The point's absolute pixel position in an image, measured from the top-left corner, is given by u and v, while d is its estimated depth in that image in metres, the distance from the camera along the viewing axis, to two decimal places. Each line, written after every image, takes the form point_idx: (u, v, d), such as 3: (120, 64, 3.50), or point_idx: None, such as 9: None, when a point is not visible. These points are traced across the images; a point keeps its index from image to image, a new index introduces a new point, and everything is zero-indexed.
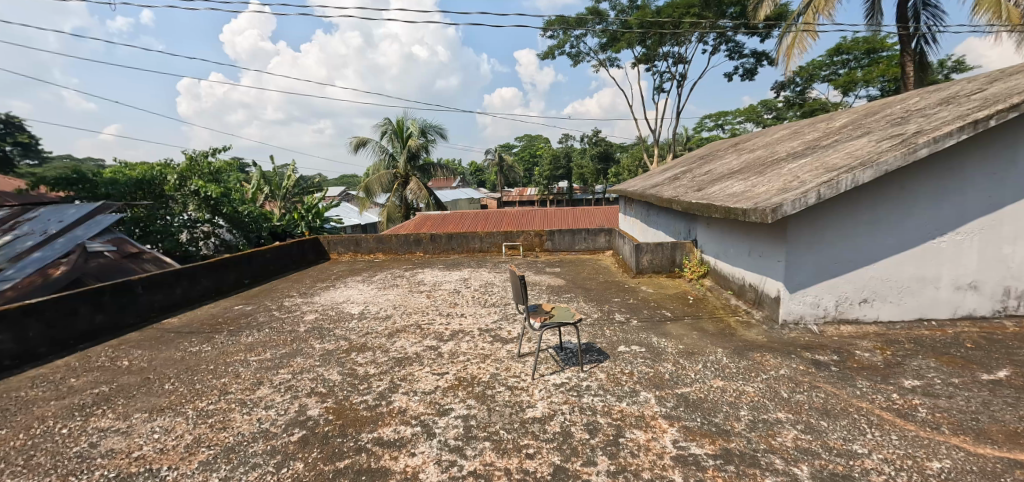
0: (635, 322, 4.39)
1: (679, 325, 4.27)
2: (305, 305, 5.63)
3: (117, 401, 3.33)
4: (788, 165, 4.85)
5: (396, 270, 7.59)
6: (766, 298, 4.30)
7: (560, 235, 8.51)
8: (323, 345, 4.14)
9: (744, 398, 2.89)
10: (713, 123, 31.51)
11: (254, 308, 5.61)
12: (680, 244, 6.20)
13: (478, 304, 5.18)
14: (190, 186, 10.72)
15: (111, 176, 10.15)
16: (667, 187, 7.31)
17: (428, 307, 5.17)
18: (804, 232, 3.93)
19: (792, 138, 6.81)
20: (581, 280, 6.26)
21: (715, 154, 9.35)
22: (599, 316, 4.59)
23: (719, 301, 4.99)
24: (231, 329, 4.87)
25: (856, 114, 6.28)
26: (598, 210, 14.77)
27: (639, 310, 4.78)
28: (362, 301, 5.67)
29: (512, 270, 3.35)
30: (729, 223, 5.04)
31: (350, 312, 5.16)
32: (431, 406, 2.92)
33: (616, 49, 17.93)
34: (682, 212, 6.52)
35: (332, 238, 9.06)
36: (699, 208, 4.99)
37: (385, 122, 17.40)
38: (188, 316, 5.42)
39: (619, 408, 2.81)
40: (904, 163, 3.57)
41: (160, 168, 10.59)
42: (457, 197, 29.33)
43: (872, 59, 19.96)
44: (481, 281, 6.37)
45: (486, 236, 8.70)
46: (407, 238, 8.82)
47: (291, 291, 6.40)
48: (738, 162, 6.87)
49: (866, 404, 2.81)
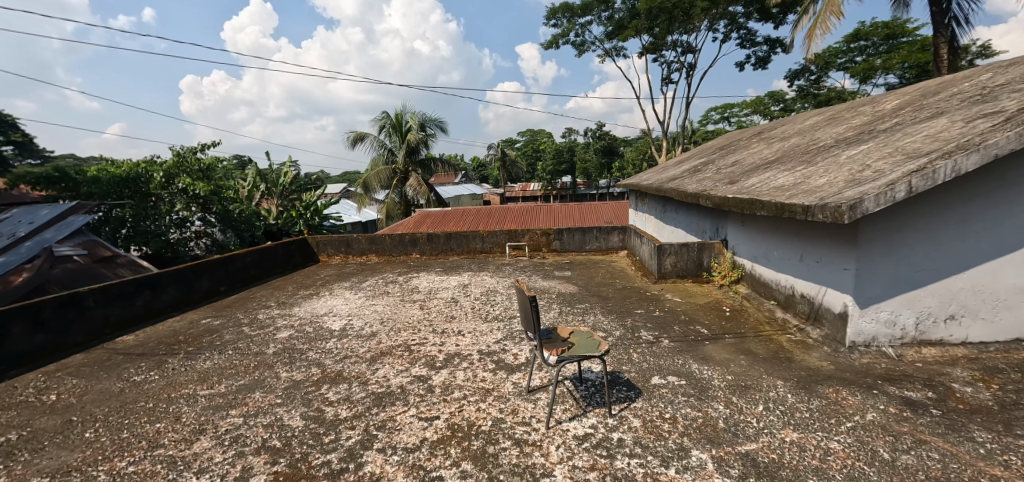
0: (667, 343, 3.64)
1: (720, 347, 3.53)
2: (280, 319, 4.89)
3: (19, 458, 2.63)
4: (846, 152, 4.09)
5: (389, 275, 6.85)
6: (826, 314, 3.56)
7: (569, 234, 7.78)
8: (289, 375, 3.41)
9: (833, 461, 2.19)
10: (721, 115, 30.65)
11: (222, 323, 4.91)
12: (708, 244, 5.46)
13: (478, 318, 4.42)
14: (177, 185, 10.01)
15: (93, 173, 9.39)
16: (689, 180, 6.56)
17: (420, 322, 4.41)
18: (879, 232, 3.17)
19: (832, 123, 6.03)
20: (594, 287, 5.50)
21: (737, 145, 8.57)
22: (622, 335, 3.83)
23: (761, 313, 4.25)
24: (189, 350, 4.16)
25: (911, 95, 5.49)
26: (607, 205, 14.01)
27: (667, 326, 4.02)
28: (347, 313, 4.92)
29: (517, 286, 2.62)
30: (772, 220, 4.29)
31: (330, 328, 4.42)
32: (413, 473, 2.22)
33: (624, 37, 17.10)
34: (709, 208, 5.76)
35: (322, 239, 8.33)
36: (739, 203, 4.24)
37: (383, 116, 16.67)
38: (146, 333, 4.72)
39: (666, 478, 2.11)
40: (1019, 145, 2.80)
41: (145, 166, 9.87)
42: (459, 193, 28.57)
43: (892, 45, 19.03)
44: (482, 289, 5.61)
45: (487, 236, 7.95)
46: (402, 237, 8.10)
47: (268, 301, 5.69)
48: (771, 150, 6.12)
49: (1000, 472, 2.12)
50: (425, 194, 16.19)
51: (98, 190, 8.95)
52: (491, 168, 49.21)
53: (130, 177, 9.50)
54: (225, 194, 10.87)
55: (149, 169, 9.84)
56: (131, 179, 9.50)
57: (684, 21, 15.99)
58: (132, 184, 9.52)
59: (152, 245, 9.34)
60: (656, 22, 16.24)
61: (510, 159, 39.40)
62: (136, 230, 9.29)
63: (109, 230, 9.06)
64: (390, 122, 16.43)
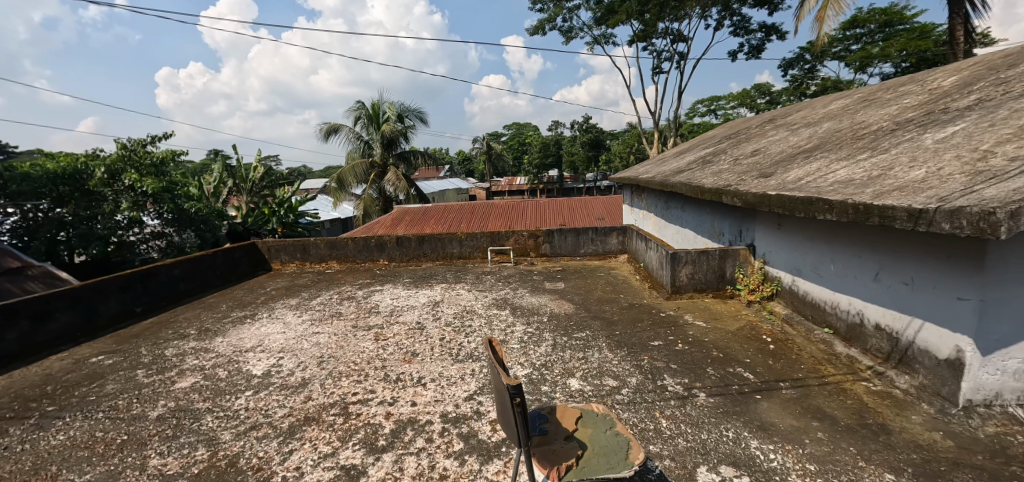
0: (704, 400, 2.62)
1: (778, 406, 2.54)
2: (191, 357, 3.76)
3: None
4: (927, 136, 3.13)
5: (346, 288, 5.71)
6: (921, 358, 2.59)
7: (561, 235, 6.75)
8: (163, 466, 2.34)
9: None
10: (709, 108, 30.08)
11: (116, 363, 3.78)
12: (732, 251, 4.47)
13: (446, 356, 3.36)
14: (124, 181, 8.45)
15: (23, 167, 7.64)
16: (702, 173, 5.59)
17: (370, 362, 3.32)
18: (1018, 248, 2.19)
19: (873, 105, 5.08)
20: (594, 305, 4.47)
21: (749, 133, 7.64)
22: (640, 384, 2.82)
23: (814, 347, 3.27)
24: (49, 410, 3.04)
25: (973, 69, 4.57)
26: (597, 201, 13.04)
27: (698, 368, 3.01)
28: (279, 347, 3.80)
29: (491, 359, 1.65)
30: (827, 225, 3.31)
31: (248, 374, 3.30)
32: None
33: (613, 23, 16.07)
34: (729, 206, 4.75)
35: (273, 244, 7.11)
36: (786, 203, 3.23)
37: (358, 106, 15.45)
38: (7, 382, 3.56)
39: None
40: None
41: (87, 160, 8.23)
42: (442, 187, 27.25)
43: (889, 33, 18.27)
44: (456, 309, 4.52)
45: (466, 239, 6.88)
46: (367, 241, 6.98)
47: (188, 327, 4.52)
48: (802, 136, 5.17)
49: None
50: (405, 190, 15.00)
51: (27, 190, 7.30)
52: (476, 162, 47.95)
53: (67, 173, 7.82)
54: (178, 190, 9.41)
55: (91, 165, 8.21)
56: (68, 175, 7.84)
57: (676, 8, 15.01)
58: (69, 180, 7.87)
59: (92, 250, 7.86)
60: (647, 7, 15.17)
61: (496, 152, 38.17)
62: (75, 233, 7.74)
63: (44, 234, 7.55)
64: (366, 112, 15.19)
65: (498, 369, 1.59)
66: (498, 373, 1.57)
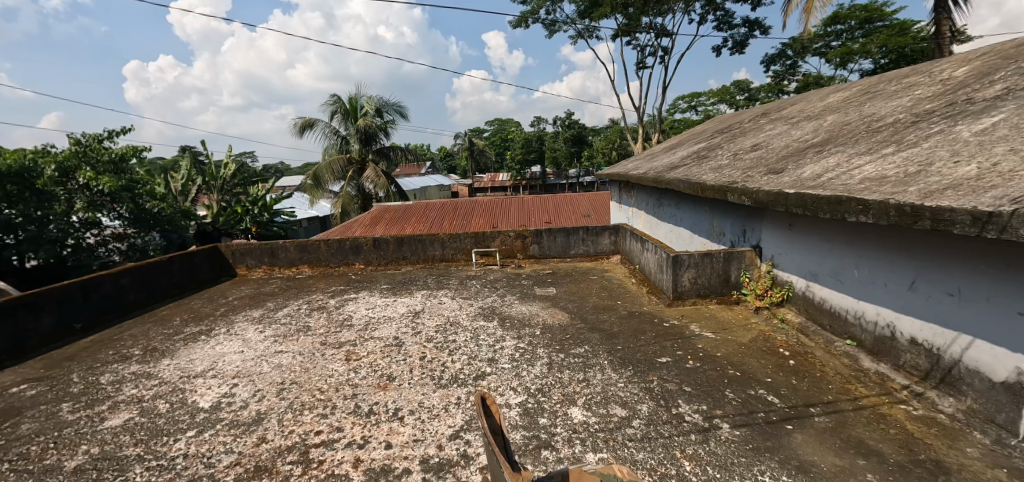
0: (729, 432, 2.26)
1: (815, 439, 2.20)
2: (130, 385, 3.23)
3: None
4: (960, 127, 2.83)
5: (317, 297, 5.19)
6: (970, 379, 2.30)
7: (550, 236, 6.36)
8: None
9: None
10: (690, 104, 30.19)
11: (39, 394, 3.22)
12: (737, 253, 4.14)
13: (427, 380, 2.93)
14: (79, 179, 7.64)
15: None
16: (700, 168, 5.26)
17: (339, 390, 2.87)
18: None
19: (878, 96, 4.82)
20: (591, 314, 4.08)
21: (742, 127, 7.38)
22: (653, 413, 2.44)
23: (838, 361, 2.96)
24: None
25: (983, 59, 4.35)
26: (584, 199, 12.73)
27: (715, 391, 2.65)
28: (234, 371, 3.31)
29: (487, 439, 1.33)
30: (851, 226, 2.99)
31: (194, 407, 2.81)
32: None
33: (596, 16, 15.71)
34: (733, 204, 4.42)
35: (238, 247, 6.54)
36: (808, 202, 2.87)
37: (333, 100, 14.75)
38: None
39: None
40: None
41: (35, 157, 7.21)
42: (424, 184, 26.57)
43: (869, 30, 18.38)
44: (438, 321, 4.07)
45: (449, 240, 6.42)
46: (341, 244, 6.46)
47: (132, 347, 3.96)
48: (804, 129, 4.89)
49: None
50: (385, 187, 14.40)
51: None
52: (458, 158, 47.22)
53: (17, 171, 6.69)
54: (139, 189, 8.68)
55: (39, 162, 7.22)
56: (14, 173, 6.67)
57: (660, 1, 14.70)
58: (18, 178, 6.73)
59: (45, 254, 6.95)
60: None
61: (477, 148, 37.53)
62: (25, 236, 6.83)
63: None
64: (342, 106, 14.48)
65: (498, 457, 1.30)
66: (500, 465, 1.29)
